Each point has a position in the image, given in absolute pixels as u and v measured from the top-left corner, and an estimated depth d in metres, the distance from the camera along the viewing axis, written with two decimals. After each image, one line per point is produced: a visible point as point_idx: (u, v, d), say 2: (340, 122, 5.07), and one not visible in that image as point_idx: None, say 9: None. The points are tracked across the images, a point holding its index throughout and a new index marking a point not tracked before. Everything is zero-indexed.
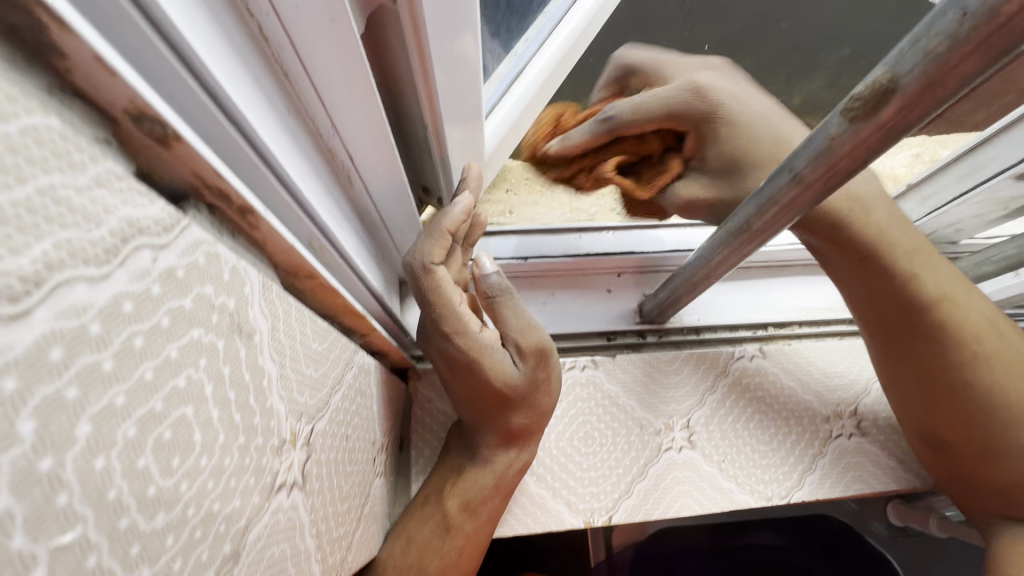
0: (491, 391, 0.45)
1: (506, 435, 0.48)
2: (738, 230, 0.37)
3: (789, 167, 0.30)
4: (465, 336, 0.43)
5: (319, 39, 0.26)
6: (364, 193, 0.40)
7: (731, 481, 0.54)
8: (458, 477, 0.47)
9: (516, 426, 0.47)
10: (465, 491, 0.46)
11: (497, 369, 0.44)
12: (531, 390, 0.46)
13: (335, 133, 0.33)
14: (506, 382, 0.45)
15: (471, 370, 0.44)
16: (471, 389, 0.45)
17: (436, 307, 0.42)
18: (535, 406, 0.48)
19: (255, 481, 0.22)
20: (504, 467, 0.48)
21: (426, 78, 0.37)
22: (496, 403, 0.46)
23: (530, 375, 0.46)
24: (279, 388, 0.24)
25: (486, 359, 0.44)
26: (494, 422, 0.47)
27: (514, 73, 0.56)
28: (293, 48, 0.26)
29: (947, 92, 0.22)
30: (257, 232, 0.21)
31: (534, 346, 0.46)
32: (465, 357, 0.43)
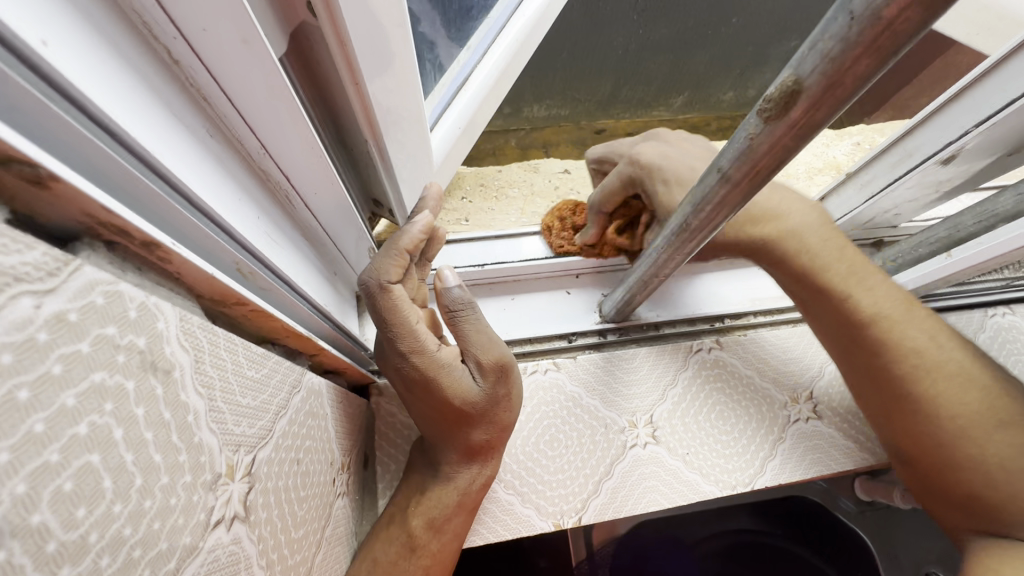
0: (448, 407, 0.45)
1: (467, 452, 0.48)
2: (678, 229, 0.38)
3: (716, 166, 0.31)
4: (422, 354, 0.43)
5: (235, 62, 0.26)
6: (306, 211, 0.40)
7: (696, 473, 0.54)
8: (422, 496, 0.47)
9: (477, 441, 0.47)
10: (428, 509, 0.46)
11: (454, 387, 0.44)
12: (491, 407, 0.46)
13: (265, 153, 0.32)
14: (464, 398, 0.45)
15: (427, 388, 0.44)
16: (430, 407, 0.46)
17: (392, 326, 0.42)
18: (496, 420, 0.47)
19: (185, 519, 0.21)
20: (467, 482, 0.48)
21: (360, 95, 0.37)
22: (454, 420, 0.46)
23: (490, 391, 0.46)
24: (209, 421, 0.23)
25: (444, 377, 0.44)
26: (456, 439, 0.47)
27: (459, 82, 0.56)
28: (207, 71, 0.26)
29: (846, 92, 0.22)
30: (169, 264, 0.20)
31: (494, 361, 0.46)
32: (422, 377, 0.43)
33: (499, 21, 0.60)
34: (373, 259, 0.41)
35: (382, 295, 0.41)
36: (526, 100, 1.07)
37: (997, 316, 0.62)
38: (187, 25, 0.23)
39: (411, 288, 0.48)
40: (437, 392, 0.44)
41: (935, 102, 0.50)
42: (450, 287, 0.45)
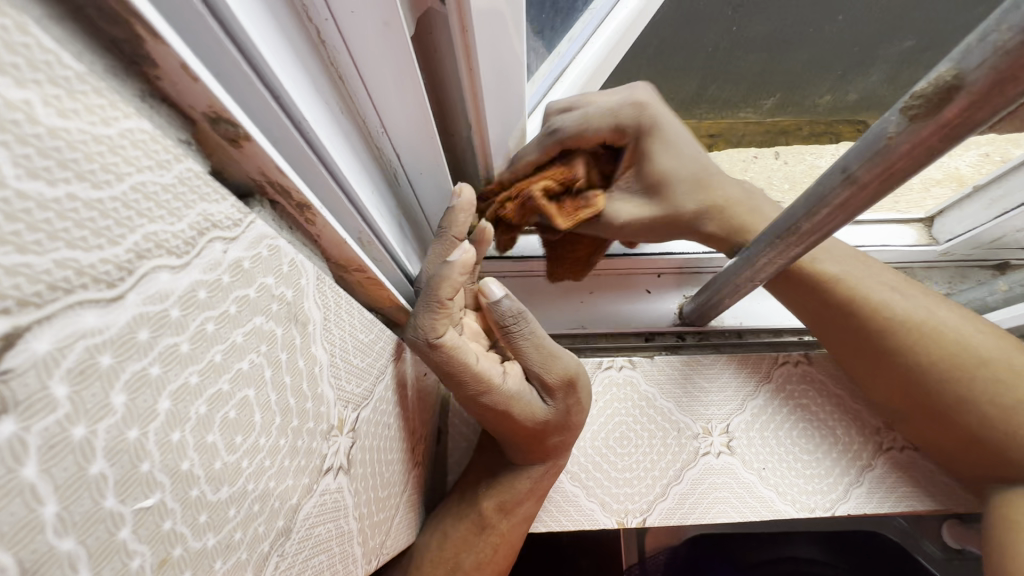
0: (522, 429, 0.45)
1: (540, 454, 0.48)
2: (785, 231, 0.36)
3: (841, 166, 0.29)
4: (492, 391, 0.41)
5: (374, 42, 0.27)
6: (409, 192, 0.42)
7: (771, 490, 0.52)
8: (494, 480, 0.48)
9: (549, 444, 0.47)
10: (501, 493, 0.47)
11: (525, 411, 0.44)
12: (562, 416, 0.46)
13: (384, 132, 0.34)
14: (533, 420, 0.44)
15: (501, 417, 0.43)
16: (503, 429, 0.45)
17: (454, 374, 0.39)
18: (566, 426, 0.47)
19: (306, 462, 0.23)
20: (538, 475, 0.48)
21: (472, 77, 0.38)
22: (529, 436, 0.46)
23: (560, 405, 0.46)
24: (329, 376, 0.25)
25: (517, 405, 0.43)
26: (528, 443, 0.46)
27: (556, 72, 0.57)
28: (349, 53, 0.27)
29: (1018, 90, 0.21)
30: (313, 227, 0.22)
31: (561, 378, 0.45)
32: (490, 410, 0.43)
33: (601, 12, 0.59)
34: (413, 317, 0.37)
35: (436, 352, 0.38)
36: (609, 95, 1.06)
37: None
38: (340, 8, 0.25)
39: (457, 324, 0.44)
40: (508, 417, 0.43)
41: None
42: (497, 299, 0.41)
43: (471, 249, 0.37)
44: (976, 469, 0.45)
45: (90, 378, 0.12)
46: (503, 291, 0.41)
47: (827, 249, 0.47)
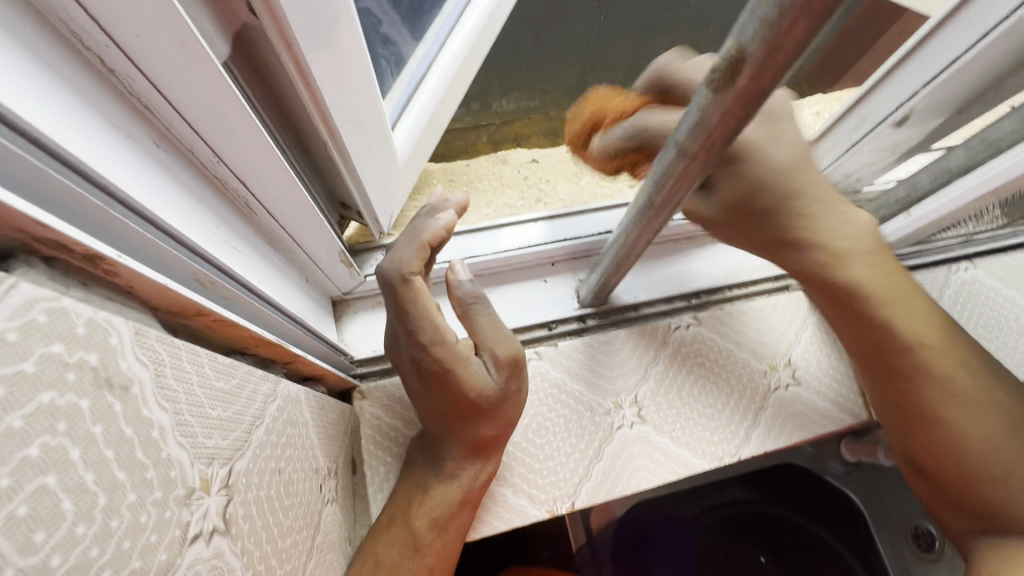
0: (466, 401, 0.46)
1: (475, 446, 0.48)
2: (643, 206, 0.38)
3: (674, 141, 0.31)
4: (441, 346, 0.43)
5: (176, 63, 0.25)
6: (268, 218, 0.39)
7: (683, 447, 0.55)
8: (423, 496, 0.47)
9: (483, 434, 0.48)
10: (430, 508, 0.47)
11: (471, 379, 0.45)
12: (509, 394, 0.48)
13: (219, 161, 0.32)
14: (480, 390, 0.46)
15: (444, 381, 0.45)
16: (449, 400, 0.46)
17: (413, 317, 0.42)
18: (508, 407, 0.49)
19: (158, 537, 0.21)
20: (470, 479, 0.48)
21: (309, 87, 0.36)
22: (468, 413, 0.46)
23: (503, 385, 0.47)
24: (177, 435, 0.23)
25: (462, 369, 0.45)
26: (462, 433, 0.48)
27: (418, 77, 0.56)
28: (146, 78, 0.25)
29: (787, 55, 0.23)
30: (116, 276, 0.20)
31: (510, 356, 0.47)
32: (438, 372, 0.44)
33: (455, 12, 0.59)
34: (393, 251, 0.43)
35: (405, 287, 0.42)
36: (492, 95, 1.06)
37: (960, 271, 0.66)
38: (120, 33, 0.22)
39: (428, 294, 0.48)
40: (454, 382, 0.45)
41: (891, 60, 0.49)
42: (464, 280, 0.46)
43: (451, 213, 0.44)
44: (964, 522, 0.46)
45: None
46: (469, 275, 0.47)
47: (870, 253, 0.45)
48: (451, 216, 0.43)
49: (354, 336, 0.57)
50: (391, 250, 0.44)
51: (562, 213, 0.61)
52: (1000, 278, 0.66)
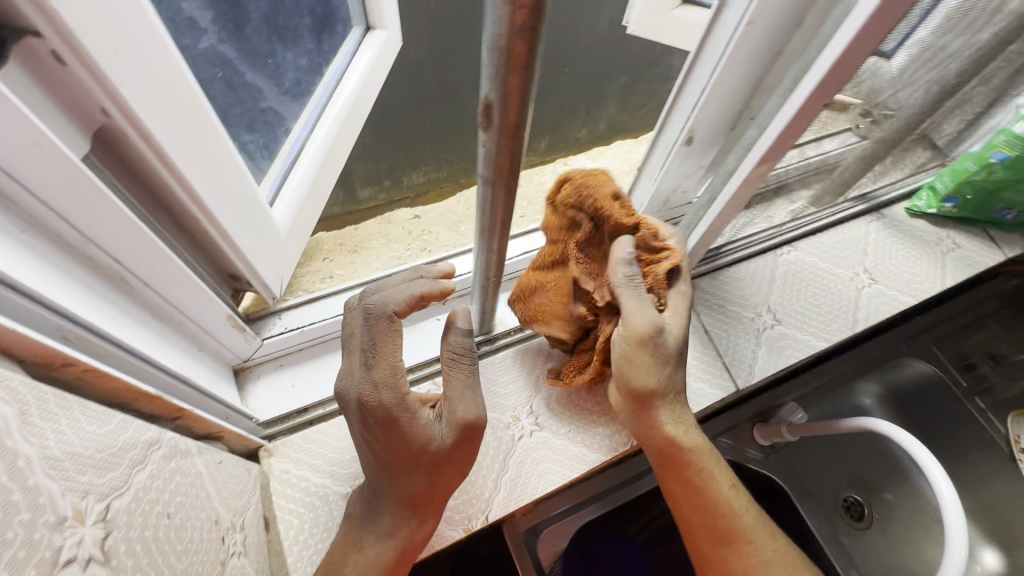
0: (407, 451, 0.46)
1: (409, 503, 0.49)
2: (483, 232, 0.45)
3: (479, 175, 0.39)
4: (395, 389, 0.44)
5: (32, 154, 0.30)
6: (149, 291, 0.43)
7: (581, 445, 0.61)
8: (355, 549, 0.49)
9: (419, 492, 0.49)
10: (361, 566, 0.48)
11: (419, 430, 0.46)
12: (458, 455, 0.49)
13: (87, 241, 0.36)
14: (427, 448, 0.47)
15: (389, 430, 0.45)
16: (396, 458, 0.47)
17: (375, 354, 0.44)
18: (452, 468, 0.50)
19: (28, 554, 0.23)
20: (406, 538, 0.50)
21: (175, 173, 0.41)
22: (411, 471, 0.47)
23: (451, 446, 0.48)
24: (45, 467, 0.26)
25: (414, 419, 0.46)
26: (398, 486, 0.49)
27: (292, 156, 0.63)
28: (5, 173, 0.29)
29: (518, 98, 0.32)
30: None
31: (467, 421, 0.48)
32: (385, 431, 0.45)
33: (320, 101, 0.67)
34: (378, 292, 0.45)
35: (384, 322, 0.44)
36: (401, 174, 1.47)
37: (784, 255, 0.79)
38: None
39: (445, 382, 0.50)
40: (399, 440, 0.46)
41: (667, 101, 0.61)
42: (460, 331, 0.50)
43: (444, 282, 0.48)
44: None
45: None
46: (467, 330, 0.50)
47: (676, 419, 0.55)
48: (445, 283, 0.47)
49: (257, 399, 0.60)
50: (383, 288, 0.46)
51: (445, 255, 0.68)
52: (817, 256, 0.79)
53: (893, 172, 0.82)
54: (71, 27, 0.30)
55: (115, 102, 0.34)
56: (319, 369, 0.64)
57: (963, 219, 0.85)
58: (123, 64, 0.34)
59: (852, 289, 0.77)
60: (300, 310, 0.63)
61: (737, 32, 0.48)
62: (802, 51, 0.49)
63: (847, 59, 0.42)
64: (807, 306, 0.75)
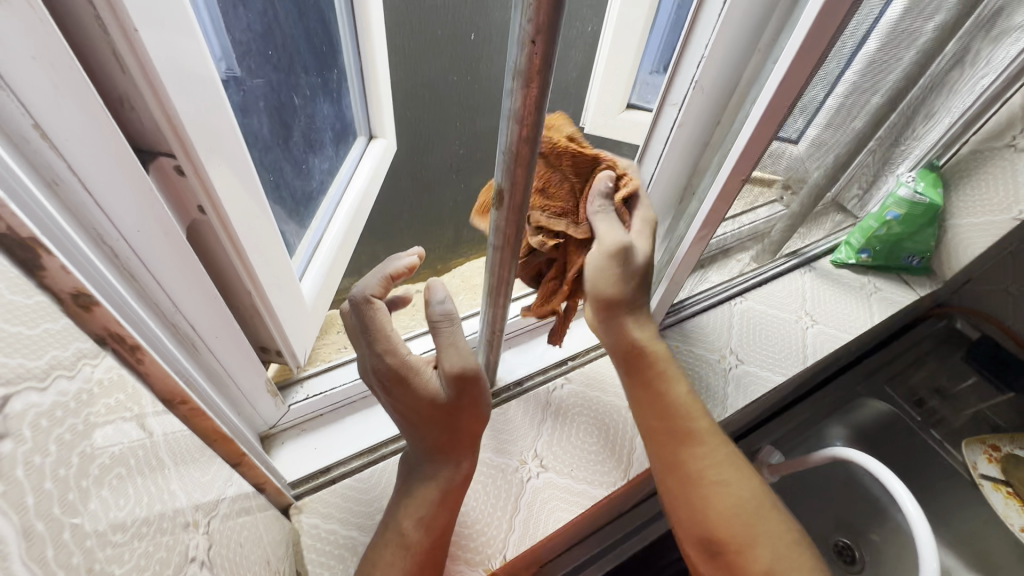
0: (421, 404, 0.54)
1: (437, 449, 0.57)
2: (490, 289, 0.55)
3: (489, 243, 0.50)
4: (394, 356, 0.52)
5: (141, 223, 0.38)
6: (210, 356, 0.50)
7: (583, 482, 0.67)
8: (406, 497, 0.57)
9: (441, 440, 0.56)
10: (415, 512, 0.55)
11: (424, 385, 0.53)
12: (464, 401, 0.55)
13: (177, 311, 0.44)
14: (431, 399, 0.53)
15: (400, 386, 0.53)
16: (413, 411, 0.55)
17: (370, 334, 0.52)
18: (466, 414, 0.56)
19: (169, 544, 0.30)
20: (446, 478, 0.57)
21: (241, 256, 0.50)
22: (427, 423, 0.55)
23: (457, 392, 0.54)
24: (174, 478, 0.32)
25: (416, 376, 0.53)
26: (425, 436, 0.56)
27: (314, 243, 0.73)
28: (122, 239, 0.37)
29: (524, 184, 0.43)
30: (142, 364, 0.31)
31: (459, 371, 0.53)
32: (396, 388, 0.53)
33: (336, 196, 0.79)
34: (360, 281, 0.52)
35: (367, 307, 0.51)
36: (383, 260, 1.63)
37: (737, 304, 0.92)
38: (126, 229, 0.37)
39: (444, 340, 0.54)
40: (407, 396, 0.54)
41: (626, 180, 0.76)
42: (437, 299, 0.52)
43: (412, 252, 0.53)
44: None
45: (44, 438, 0.21)
46: (444, 293, 0.53)
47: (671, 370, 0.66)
48: (411, 254, 0.53)
49: (283, 462, 0.64)
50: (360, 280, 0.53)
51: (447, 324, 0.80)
52: (765, 304, 0.93)
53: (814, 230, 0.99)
54: (194, 151, 0.41)
55: (210, 201, 0.44)
56: (339, 431, 0.69)
57: (880, 267, 1.01)
58: (220, 173, 0.44)
59: (799, 330, 0.89)
60: (321, 378, 0.70)
61: (673, 129, 0.64)
62: (721, 141, 0.64)
63: (751, 146, 0.58)
64: (763, 346, 0.86)
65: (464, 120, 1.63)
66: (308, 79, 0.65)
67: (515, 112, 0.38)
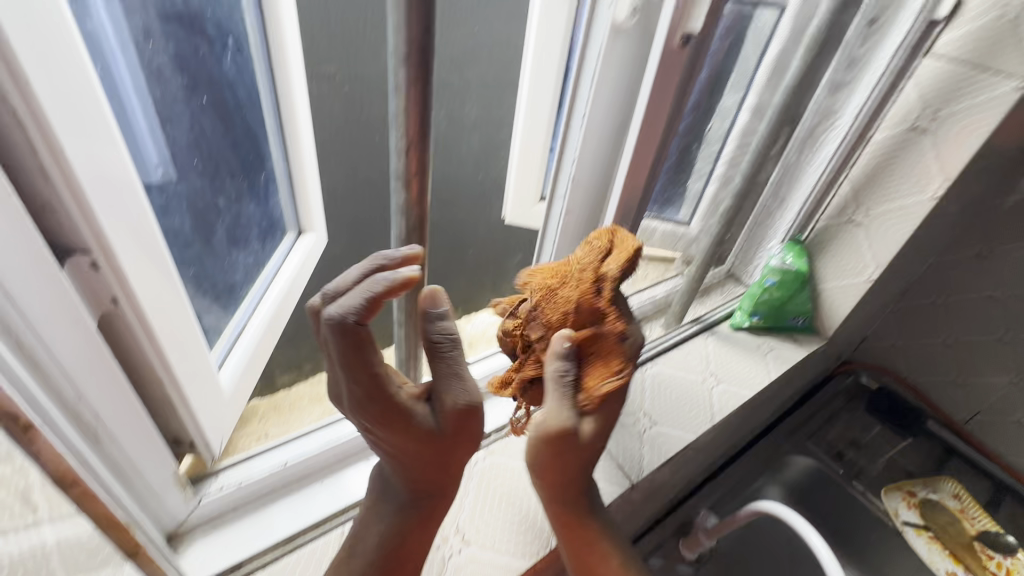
0: (416, 441, 0.51)
1: (415, 482, 0.56)
2: (404, 363, 0.60)
3: (397, 319, 0.56)
4: (389, 393, 0.47)
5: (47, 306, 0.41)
6: (114, 447, 0.50)
7: (506, 554, 0.68)
8: (358, 544, 0.57)
9: (423, 474, 0.55)
10: (369, 560, 0.56)
11: (421, 420, 0.50)
12: (459, 437, 0.53)
13: (81, 400, 0.46)
14: (430, 435, 0.51)
15: (394, 422, 0.49)
16: (408, 450, 0.52)
17: (359, 361, 0.45)
18: (458, 449, 0.55)
19: None
20: (417, 513, 0.58)
21: (154, 344, 0.52)
22: (422, 459, 0.53)
23: (455, 428, 0.52)
24: (51, 559, 0.33)
25: (411, 411, 0.50)
26: (408, 470, 0.55)
27: (236, 332, 0.75)
28: (28, 325, 0.39)
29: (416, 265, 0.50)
30: (33, 444, 0.33)
31: (463, 408, 0.51)
32: (389, 430, 0.50)
33: (261, 288, 0.84)
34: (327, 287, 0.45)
35: (353, 334, 0.43)
36: None
37: (649, 369, 0.99)
38: (34, 320, 0.40)
39: (444, 372, 0.50)
40: (403, 436, 0.50)
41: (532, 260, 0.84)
42: (441, 312, 0.46)
43: (412, 247, 0.46)
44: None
45: None
46: (448, 309, 0.46)
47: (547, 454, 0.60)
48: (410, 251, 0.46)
49: (186, 562, 0.61)
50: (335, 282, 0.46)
51: None
52: (674, 367, 1.01)
53: None
54: (112, 249, 0.45)
55: (124, 293, 0.48)
56: (254, 523, 0.67)
57: (772, 329, 1.13)
58: (137, 267, 0.48)
59: (706, 389, 0.97)
60: (236, 468, 0.69)
61: (561, 217, 0.75)
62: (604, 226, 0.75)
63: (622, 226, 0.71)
64: (674, 407, 0.93)
65: None
66: (235, 183, 0.72)
67: (401, 205, 0.45)
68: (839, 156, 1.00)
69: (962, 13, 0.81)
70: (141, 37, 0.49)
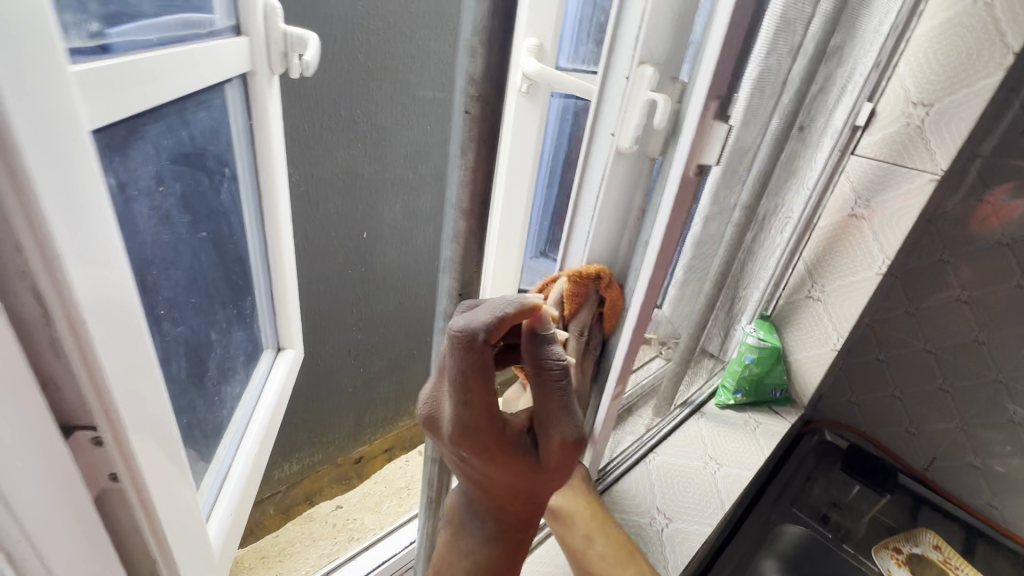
0: (509, 474, 0.41)
1: (500, 525, 0.46)
2: (429, 504, 0.52)
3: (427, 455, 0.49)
4: (494, 424, 0.38)
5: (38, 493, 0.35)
6: None
7: None
8: None
9: (511, 513, 0.45)
10: None
11: (517, 455, 0.41)
12: (555, 474, 0.43)
13: None
14: (526, 471, 0.41)
15: (491, 456, 0.40)
16: (502, 482, 0.42)
17: (468, 391, 0.36)
18: (551, 485, 0.44)
19: None
20: (499, 559, 0.47)
21: (151, 517, 0.45)
22: (513, 495, 0.44)
23: (552, 465, 0.41)
24: None
25: (510, 443, 0.40)
26: (495, 506, 0.45)
27: (221, 476, 0.67)
28: None
29: None
30: None
31: (564, 447, 0.41)
32: (487, 463, 0.40)
33: (243, 421, 0.76)
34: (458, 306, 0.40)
35: (479, 354, 0.35)
36: None
37: (651, 460, 0.99)
38: None
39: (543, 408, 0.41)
40: (501, 468, 0.41)
41: None
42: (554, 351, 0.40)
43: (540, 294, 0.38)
44: None
45: None
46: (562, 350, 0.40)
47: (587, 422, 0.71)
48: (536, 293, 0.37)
49: None
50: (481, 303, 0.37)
51: (379, 541, 0.75)
52: (674, 454, 1.01)
53: (696, 379, 1.14)
54: (121, 422, 0.39)
55: (127, 468, 0.41)
56: None
57: (753, 403, 1.17)
58: (142, 436, 0.42)
59: (709, 474, 0.97)
60: None
61: None
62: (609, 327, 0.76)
63: None
64: (683, 498, 0.92)
65: (364, 307, 1.72)
66: (226, 312, 0.68)
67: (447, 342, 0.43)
68: (794, 240, 1.09)
69: (876, 122, 0.96)
70: (153, 183, 0.48)
